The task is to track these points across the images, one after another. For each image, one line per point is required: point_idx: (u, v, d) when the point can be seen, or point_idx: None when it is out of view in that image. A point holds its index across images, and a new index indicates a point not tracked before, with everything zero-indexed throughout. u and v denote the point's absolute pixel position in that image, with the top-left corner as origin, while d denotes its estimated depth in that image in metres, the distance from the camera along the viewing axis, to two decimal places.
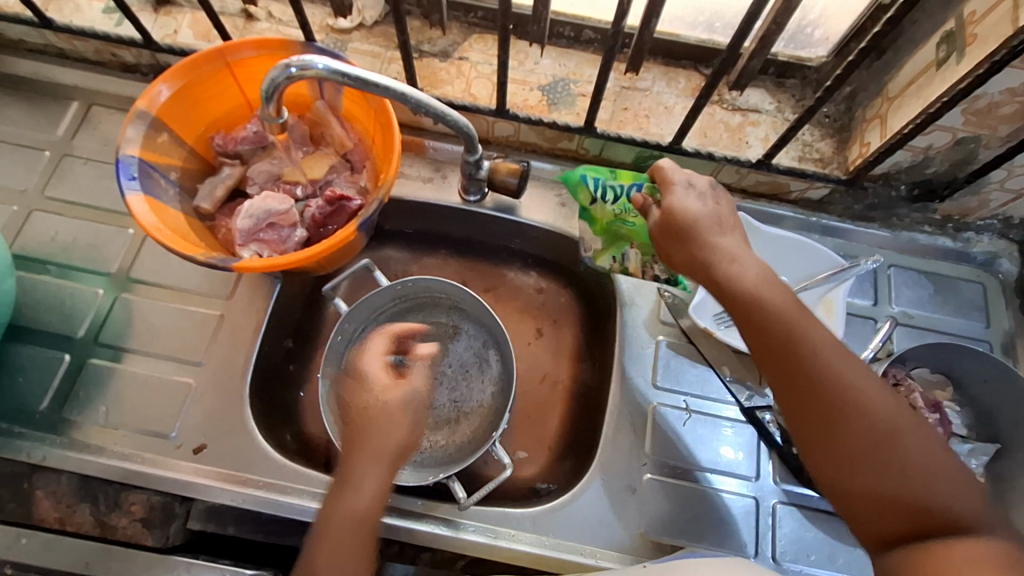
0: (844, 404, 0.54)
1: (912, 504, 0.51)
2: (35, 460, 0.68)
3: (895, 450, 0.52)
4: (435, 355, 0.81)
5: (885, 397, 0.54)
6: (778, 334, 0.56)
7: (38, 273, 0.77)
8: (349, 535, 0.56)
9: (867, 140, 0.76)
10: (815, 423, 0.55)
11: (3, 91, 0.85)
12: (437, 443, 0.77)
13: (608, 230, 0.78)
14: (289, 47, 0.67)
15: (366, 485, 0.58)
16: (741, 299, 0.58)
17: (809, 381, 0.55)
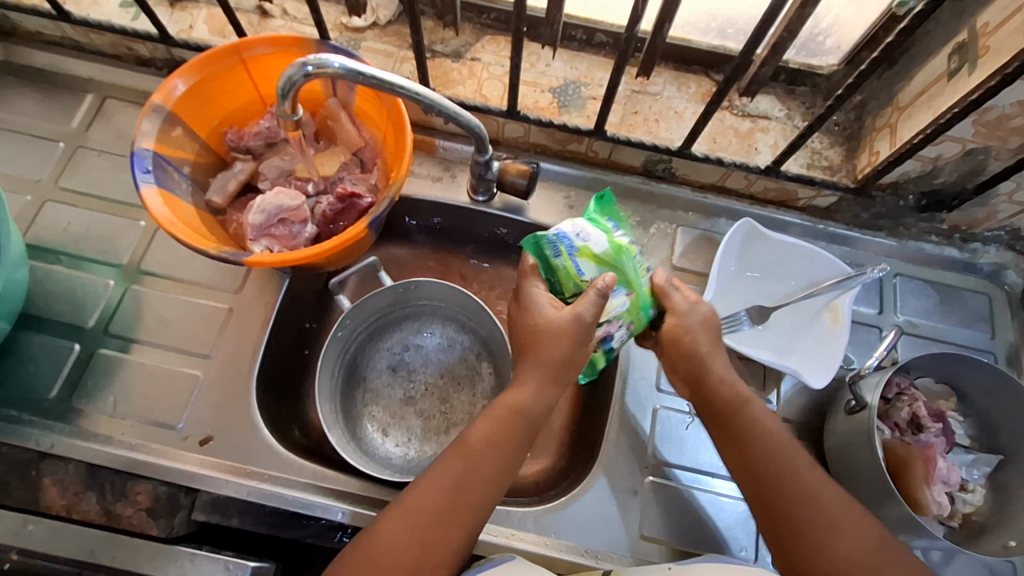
0: (823, 520, 0.57)
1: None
2: (44, 447, 0.69)
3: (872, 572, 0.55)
4: (430, 363, 0.82)
5: (860, 517, 0.57)
6: (764, 455, 0.60)
7: (50, 263, 0.78)
8: (501, 425, 0.60)
9: (876, 149, 0.76)
10: (797, 534, 0.57)
11: (19, 82, 0.86)
12: (426, 450, 0.77)
13: (616, 257, 0.63)
14: (304, 45, 0.68)
15: (480, 452, 0.59)
16: (732, 420, 0.63)
17: (795, 496, 0.58)
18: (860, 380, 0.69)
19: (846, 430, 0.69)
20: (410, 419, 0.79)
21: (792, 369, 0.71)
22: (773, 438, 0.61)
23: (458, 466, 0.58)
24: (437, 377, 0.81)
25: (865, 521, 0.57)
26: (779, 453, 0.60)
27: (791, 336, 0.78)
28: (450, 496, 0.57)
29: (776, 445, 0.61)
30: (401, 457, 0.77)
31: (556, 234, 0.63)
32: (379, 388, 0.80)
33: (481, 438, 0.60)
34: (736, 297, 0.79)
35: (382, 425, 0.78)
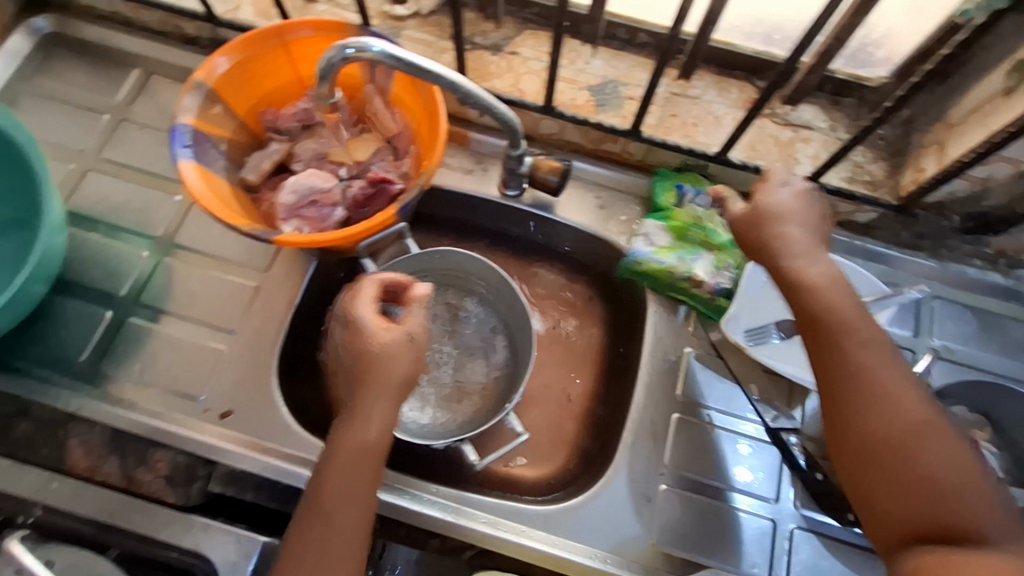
0: (876, 394, 0.53)
1: (931, 502, 0.49)
2: (71, 409, 0.70)
3: (920, 449, 0.51)
4: (448, 334, 0.82)
5: (917, 398, 0.53)
6: (827, 330, 0.57)
7: (88, 231, 0.80)
8: (361, 465, 0.58)
9: (921, 167, 0.74)
10: (859, 438, 0.53)
11: (70, 54, 0.89)
12: (439, 419, 0.77)
13: (682, 233, 0.79)
14: (346, 30, 0.68)
15: (333, 488, 0.57)
16: (801, 297, 0.59)
17: (846, 370, 0.55)
18: None
19: None
20: (425, 387, 0.79)
21: None
22: (838, 312, 0.57)
23: (317, 511, 0.56)
24: (453, 349, 0.81)
25: (922, 400, 0.53)
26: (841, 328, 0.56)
27: None
28: (317, 530, 0.55)
29: (841, 320, 0.57)
30: (417, 424, 0.77)
31: (634, 252, 0.78)
32: None
33: (335, 488, 0.57)
34: (769, 309, 0.76)
35: (398, 388, 0.79)
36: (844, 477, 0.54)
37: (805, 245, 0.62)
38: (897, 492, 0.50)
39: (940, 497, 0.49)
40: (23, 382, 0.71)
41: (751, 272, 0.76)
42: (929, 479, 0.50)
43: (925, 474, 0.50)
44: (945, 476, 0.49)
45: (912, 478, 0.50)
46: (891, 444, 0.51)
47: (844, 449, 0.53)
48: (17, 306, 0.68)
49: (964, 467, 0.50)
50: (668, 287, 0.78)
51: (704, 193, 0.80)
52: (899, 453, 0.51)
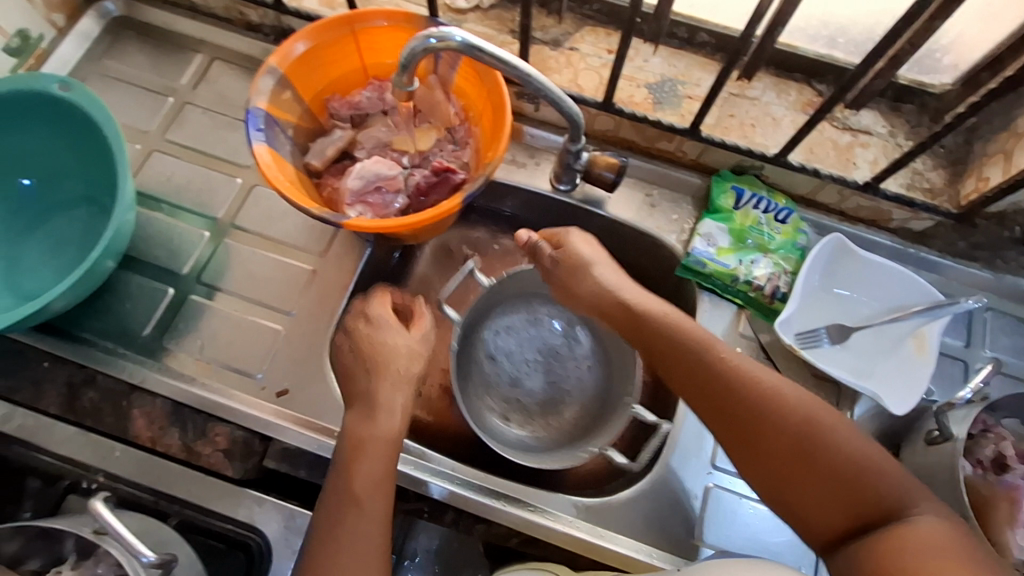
0: (766, 407, 0.58)
1: (849, 489, 0.54)
2: (136, 380, 0.72)
3: (820, 444, 0.56)
4: (526, 344, 0.83)
5: (802, 395, 0.59)
6: (695, 358, 0.62)
7: (152, 210, 0.82)
8: (381, 451, 0.62)
9: (985, 176, 0.73)
10: (765, 451, 0.58)
11: (137, 37, 0.91)
12: (553, 427, 0.79)
13: (741, 236, 0.79)
14: (415, 21, 0.70)
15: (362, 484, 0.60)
16: (654, 330, 0.65)
17: (734, 393, 0.60)
18: (947, 410, 0.67)
19: (926, 461, 0.68)
20: (525, 402, 0.80)
21: (871, 392, 0.70)
22: (691, 340, 0.63)
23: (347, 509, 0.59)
24: (535, 355, 0.82)
25: (802, 396, 0.59)
26: (706, 355, 0.62)
27: (870, 358, 0.76)
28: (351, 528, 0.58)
29: (692, 346, 0.63)
30: (533, 439, 0.78)
31: (695, 252, 0.78)
32: (487, 381, 0.80)
33: (363, 481, 0.59)
34: (818, 313, 0.78)
35: (502, 411, 0.79)
36: (766, 490, 0.58)
37: (618, 282, 0.68)
38: (819, 489, 0.55)
39: (852, 480, 0.54)
40: (87, 352, 0.73)
41: (806, 276, 0.76)
42: (838, 469, 0.55)
43: (832, 466, 0.55)
44: (847, 458, 0.55)
45: (823, 473, 0.55)
46: (795, 449, 0.56)
47: (764, 468, 0.58)
48: (90, 278, 0.71)
49: (859, 444, 0.56)
50: (726, 288, 0.79)
51: (764, 198, 0.80)
52: (804, 453, 0.56)
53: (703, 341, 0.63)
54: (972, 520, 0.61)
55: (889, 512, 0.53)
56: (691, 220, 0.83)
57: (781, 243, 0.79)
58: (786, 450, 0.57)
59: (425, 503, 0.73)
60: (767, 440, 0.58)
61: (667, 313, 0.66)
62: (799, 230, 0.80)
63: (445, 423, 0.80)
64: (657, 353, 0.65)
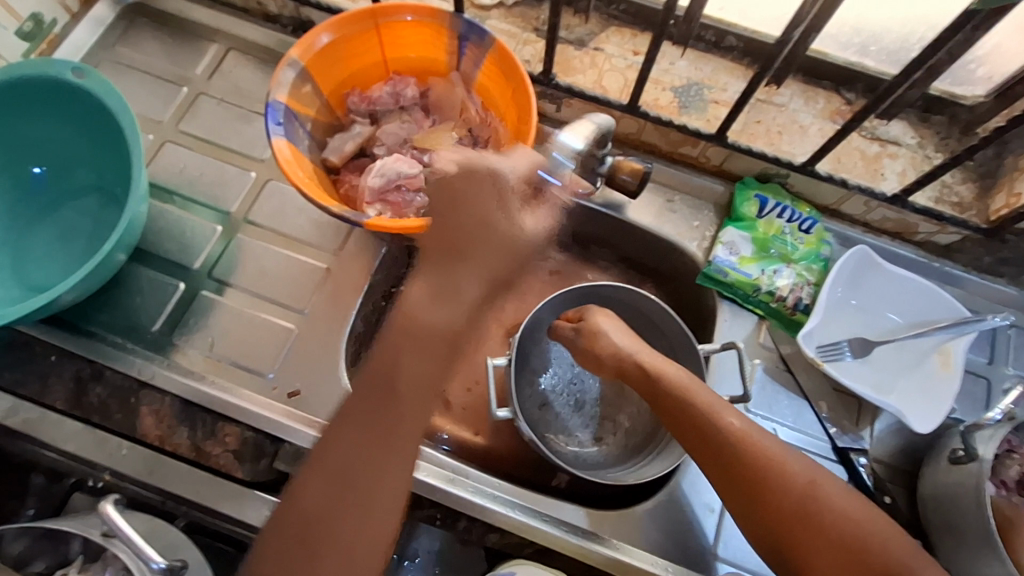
0: (768, 471, 0.54)
1: (862, 566, 0.49)
2: (144, 377, 0.70)
3: (824, 513, 0.52)
4: (554, 375, 0.81)
5: (805, 462, 0.55)
6: (697, 419, 0.59)
7: (164, 202, 0.80)
8: (434, 349, 0.49)
9: (1016, 191, 0.72)
10: (769, 519, 0.53)
11: (151, 25, 0.89)
12: (629, 413, 0.80)
13: (764, 245, 0.78)
14: (440, 16, 0.69)
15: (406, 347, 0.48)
16: (660, 389, 0.62)
17: (737, 456, 0.56)
18: (976, 429, 0.66)
19: (948, 481, 0.66)
20: (594, 415, 0.80)
21: (893, 409, 0.68)
22: (693, 400, 0.60)
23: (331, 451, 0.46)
24: (564, 376, 0.81)
25: (806, 463, 0.55)
26: (707, 416, 0.58)
27: (894, 373, 0.74)
28: (336, 491, 0.45)
29: (696, 406, 0.59)
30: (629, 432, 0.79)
31: (717, 260, 0.77)
32: (557, 429, 0.79)
33: (412, 371, 0.48)
34: (840, 327, 0.76)
35: (587, 438, 0.79)
36: (775, 560, 0.54)
37: (628, 341, 0.66)
38: (830, 562, 0.50)
39: (864, 556, 0.50)
40: (94, 347, 0.71)
41: (829, 287, 0.74)
42: (846, 543, 0.50)
43: (840, 537, 0.51)
44: (855, 531, 0.51)
45: (831, 544, 0.51)
46: (799, 517, 0.52)
47: (769, 535, 0.54)
48: (100, 271, 0.69)
49: (864, 514, 0.52)
50: (747, 297, 0.77)
51: (788, 207, 0.79)
52: (808, 523, 0.52)
53: (701, 398, 0.60)
54: (998, 543, 0.59)
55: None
56: (712, 227, 0.82)
57: (804, 253, 0.78)
58: (790, 519, 0.52)
59: (439, 510, 0.71)
60: (770, 508, 0.53)
61: (669, 371, 0.62)
62: (822, 241, 0.78)
63: (458, 427, 0.79)
64: (666, 411, 0.61)
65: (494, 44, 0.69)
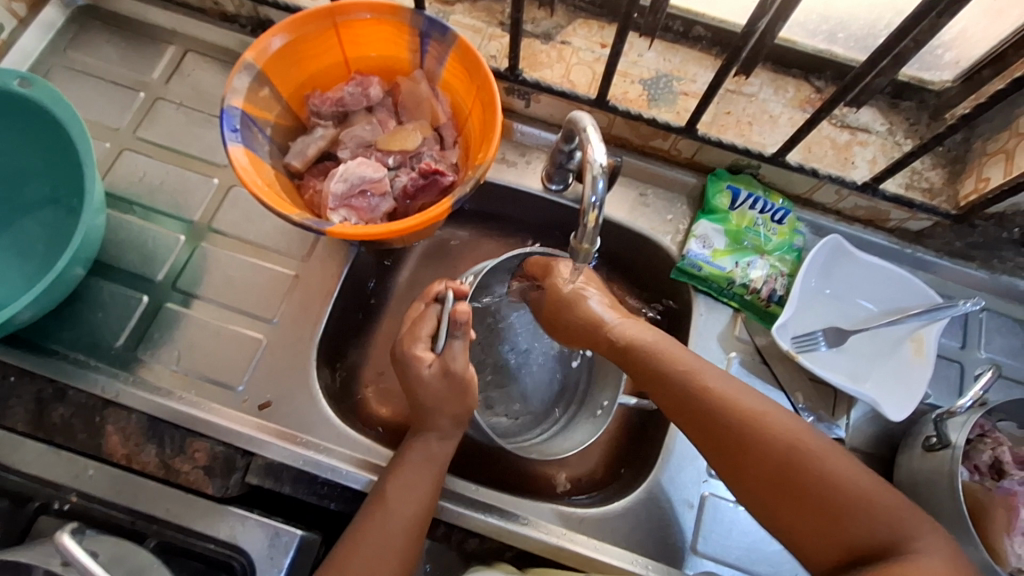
0: (751, 432, 0.58)
1: (837, 520, 0.54)
2: (109, 395, 0.69)
3: (802, 465, 0.55)
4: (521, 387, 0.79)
5: (787, 423, 0.58)
6: (676, 380, 0.61)
7: (123, 213, 0.78)
8: (425, 498, 0.61)
9: (985, 176, 0.72)
10: (752, 473, 0.57)
11: (103, 28, 0.86)
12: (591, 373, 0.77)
13: (737, 237, 0.78)
14: (400, 13, 0.67)
15: (438, 445, 0.64)
16: (635, 356, 0.65)
17: (720, 418, 0.59)
18: (947, 417, 0.66)
19: (923, 468, 0.67)
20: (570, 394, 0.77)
21: (869, 399, 0.68)
22: (672, 365, 0.62)
23: (378, 512, 0.60)
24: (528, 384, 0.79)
25: (790, 422, 0.58)
26: (687, 378, 0.61)
27: (868, 361, 0.75)
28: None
29: (677, 367, 0.62)
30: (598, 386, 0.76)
31: (690, 254, 0.76)
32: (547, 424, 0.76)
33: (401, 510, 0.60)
34: (814, 317, 0.76)
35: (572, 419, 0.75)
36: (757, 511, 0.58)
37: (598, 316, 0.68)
38: (807, 517, 0.55)
39: (836, 509, 0.54)
40: (56, 365, 0.70)
41: (802, 279, 0.74)
42: (821, 498, 0.54)
43: (813, 487, 0.55)
44: (833, 487, 0.54)
45: (809, 493, 0.55)
46: (779, 471, 0.56)
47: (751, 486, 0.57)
48: (57, 288, 0.67)
49: (840, 466, 0.55)
50: (720, 290, 0.77)
51: (761, 198, 0.78)
52: (789, 475, 0.56)
53: (683, 366, 0.62)
54: (971, 530, 0.60)
55: (871, 543, 0.53)
56: (686, 220, 0.81)
57: (776, 244, 0.77)
58: (771, 473, 0.56)
59: None
60: (753, 465, 0.57)
61: (643, 340, 0.65)
62: (796, 231, 0.78)
63: None
64: (642, 371, 0.64)
65: (456, 40, 0.67)
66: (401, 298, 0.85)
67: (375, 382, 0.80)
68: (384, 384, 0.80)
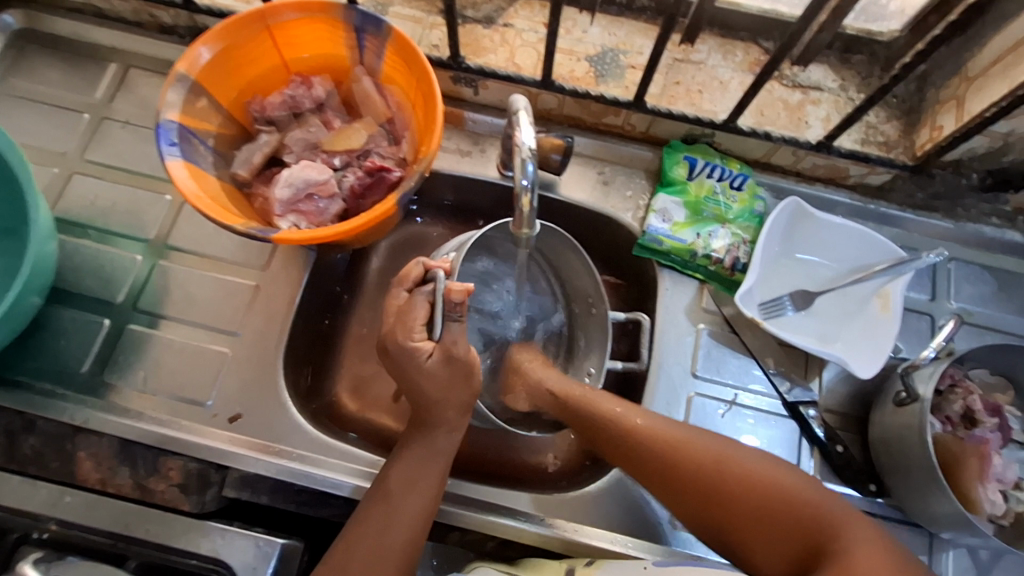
0: (673, 463, 0.60)
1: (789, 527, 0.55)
2: (78, 422, 0.69)
3: (731, 478, 0.58)
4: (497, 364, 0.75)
5: (720, 454, 0.59)
6: (595, 420, 0.64)
7: (78, 237, 0.77)
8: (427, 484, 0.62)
9: (939, 124, 0.71)
10: (687, 499, 0.60)
11: (42, 51, 0.84)
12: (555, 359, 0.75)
13: (696, 208, 0.77)
14: (331, 10, 0.66)
15: (440, 437, 0.64)
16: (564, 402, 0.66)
17: (655, 457, 0.61)
18: (913, 370, 0.66)
19: (895, 423, 0.66)
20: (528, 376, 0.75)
21: (838, 359, 0.68)
22: (594, 414, 0.64)
23: (383, 504, 0.60)
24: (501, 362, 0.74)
25: (724, 454, 0.59)
26: (613, 424, 0.63)
27: (837, 322, 0.74)
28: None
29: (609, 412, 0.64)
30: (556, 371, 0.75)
31: (650, 229, 0.76)
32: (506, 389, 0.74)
33: (399, 478, 0.61)
34: (779, 282, 0.76)
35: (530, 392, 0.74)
36: (711, 535, 0.59)
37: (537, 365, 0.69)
38: (758, 531, 0.56)
39: (769, 520, 0.56)
40: (24, 397, 0.69)
41: (764, 245, 0.73)
42: (754, 513, 0.56)
43: (751, 507, 0.57)
44: (770, 500, 0.56)
45: (747, 512, 0.57)
46: (716, 496, 0.58)
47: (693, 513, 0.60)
48: (12, 319, 0.67)
49: (780, 476, 0.57)
50: (684, 263, 0.77)
51: (718, 166, 0.77)
52: (721, 496, 0.58)
53: (606, 412, 0.64)
54: (942, 481, 0.61)
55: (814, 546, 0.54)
56: (645, 195, 0.80)
57: (737, 212, 0.76)
58: (709, 499, 0.58)
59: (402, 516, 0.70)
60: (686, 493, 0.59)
61: (567, 388, 0.67)
62: (755, 196, 0.77)
63: None
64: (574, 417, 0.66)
65: (391, 33, 0.66)
66: (369, 299, 0.84)
67: (348, 385, 0.80)
68: (357, 386, 0.80)
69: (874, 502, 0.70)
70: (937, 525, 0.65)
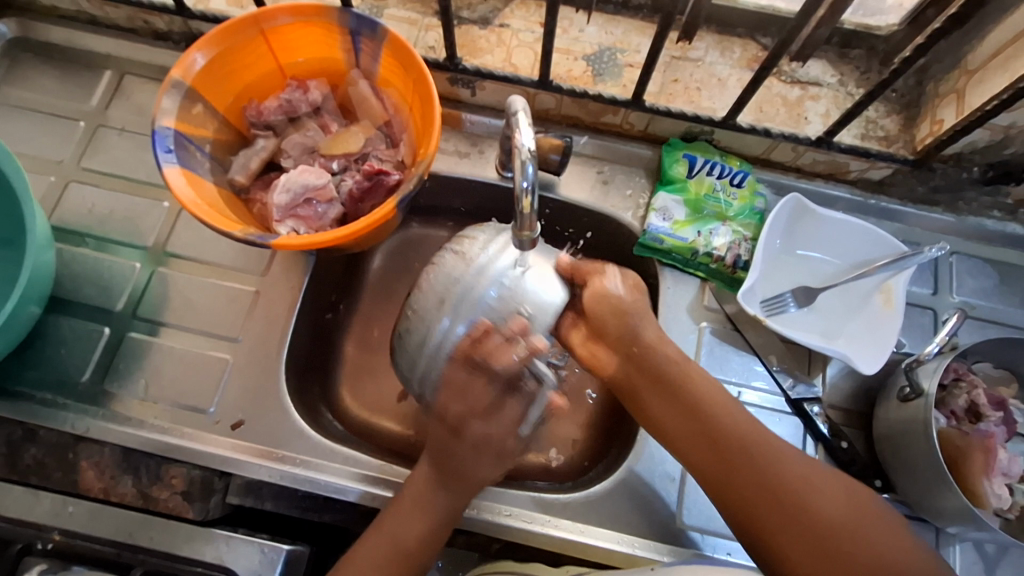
0: (796, 491, 0.57)
1: (826, 548, 0.55)
2: (80, 431, 0.69)
3: (856, 536, 0.55)
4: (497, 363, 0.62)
5: (791, 464, 0.59)
6: (725, 428, 0.60)
7: (76, 245, 0.77)
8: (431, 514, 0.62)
9: (939, 118, 0.71)
10: (790, 528, 0.56)
11: (36, 59, 0.84)
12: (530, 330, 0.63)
13: (697, 206, 0.76)
14: (326, 13, 0.65)
15: (481, 468, 0.63)
16: (645, 371, 0.62)
17: (757, 480, 0.58)
18: (917, 365, 0.66)
19: (900, 417, 0.66)
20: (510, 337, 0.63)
21: (841, 354, 0.67)
22: (725, 419, 0.60)
23: (381, 531, 0.62)
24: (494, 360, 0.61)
25: (793, 467, 0.58)
26: (749, 433, 0.60)
27: (839, 317, 0.74)
28: None
29: (694, 390, 0.61)
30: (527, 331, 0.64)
31: (651, 228, 0.75)
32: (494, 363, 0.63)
33: (410, 509, 0.62)
34: (781, 279, 0.75)
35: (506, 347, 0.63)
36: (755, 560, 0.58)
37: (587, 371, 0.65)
38: None
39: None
40: (25, 407, 0.69)
41: (765, 241, 0.73)
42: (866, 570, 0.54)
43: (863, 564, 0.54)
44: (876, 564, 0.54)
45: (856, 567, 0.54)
46: (828, 540, 0.55)
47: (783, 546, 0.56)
48: (12, 329, 0.66)
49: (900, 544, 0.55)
50: (685, 261, 0.76)
51: (717, 163, 0.77)
52: (835, 541, 0.55)
53: (756, 425, 0.61)
54: (948, 477, 0.60)
55: None
56: (645, 194, 0.79)
57: (738, 209, 0.76)
58: (819, 539, 0.55)
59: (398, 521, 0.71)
60: (790, 524, 0.56)
61: (714, 390, 0.62)
62: (756, 193, 0.77)
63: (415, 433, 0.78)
64: (655, 384, 0.62)
65: (387, 35, 0.65)
66: (370, 302, 0.84)
67: (351, 389, 0.80)
68: (359, 390, 0.80)
69: (878, 497, 0.70)
70: (943, 520, 0.65)
